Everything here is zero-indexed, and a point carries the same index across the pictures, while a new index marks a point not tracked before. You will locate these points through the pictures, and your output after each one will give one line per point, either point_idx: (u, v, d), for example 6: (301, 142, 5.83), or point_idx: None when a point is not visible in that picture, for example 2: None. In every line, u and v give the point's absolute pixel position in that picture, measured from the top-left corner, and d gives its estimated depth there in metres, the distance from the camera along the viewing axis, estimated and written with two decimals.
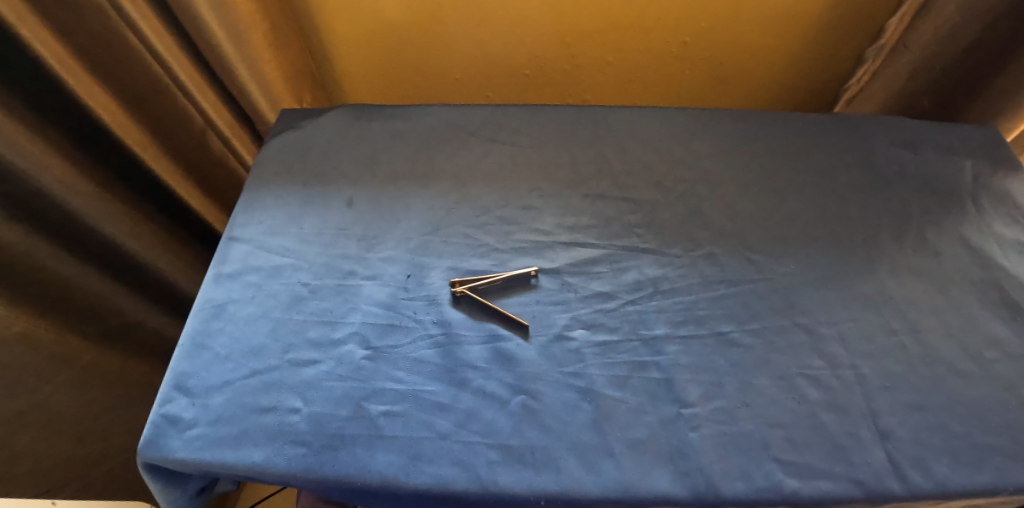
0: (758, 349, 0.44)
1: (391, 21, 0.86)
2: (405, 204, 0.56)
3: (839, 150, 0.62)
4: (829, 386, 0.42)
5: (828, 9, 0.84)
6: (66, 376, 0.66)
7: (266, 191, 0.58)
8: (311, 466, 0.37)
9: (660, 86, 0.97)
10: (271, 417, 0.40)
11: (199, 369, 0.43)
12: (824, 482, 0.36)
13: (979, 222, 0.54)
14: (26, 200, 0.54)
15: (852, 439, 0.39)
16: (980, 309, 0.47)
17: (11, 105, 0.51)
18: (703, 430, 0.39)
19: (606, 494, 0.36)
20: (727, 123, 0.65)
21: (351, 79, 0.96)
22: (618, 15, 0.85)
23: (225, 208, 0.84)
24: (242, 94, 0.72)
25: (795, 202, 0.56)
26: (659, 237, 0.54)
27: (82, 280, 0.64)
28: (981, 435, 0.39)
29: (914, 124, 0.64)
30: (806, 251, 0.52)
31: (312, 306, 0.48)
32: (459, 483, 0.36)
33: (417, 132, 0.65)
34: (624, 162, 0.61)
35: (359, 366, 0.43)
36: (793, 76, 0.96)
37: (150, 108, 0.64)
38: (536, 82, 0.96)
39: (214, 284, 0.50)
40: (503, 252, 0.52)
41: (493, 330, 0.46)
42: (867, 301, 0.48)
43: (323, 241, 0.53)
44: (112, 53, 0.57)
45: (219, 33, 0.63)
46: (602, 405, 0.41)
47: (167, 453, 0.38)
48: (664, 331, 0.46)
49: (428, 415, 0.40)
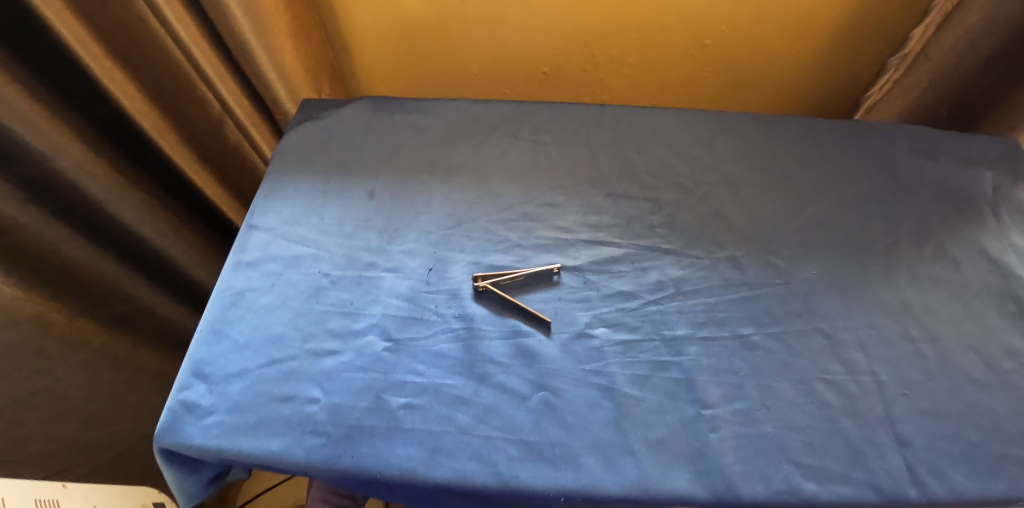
0: (779, 353, 0.44)
1: (413, 14, 0.86)
2: (427, 197, 0.56)
3: (860, 156, 0.62)
4: (847, 392, 0.42)
5: (849, 16, 0.84)
6: (76, 361, 0.66)
7: (287, 180, 0.58)
8: (330, 456, 0.37)
9: (678, 88, 0.97)
10: (289, 406, 0.40)
11: (218, 357, 0.43)
12: (842, 487, 0.37)
13: (998, 233, 0.54)
14: (43, 183, 0.55)
15: (870, 445, 0.39)
16: (998, 320, 0.48)
17: (33, 88, 0.51)
18: (723, 432, 0.39)
19: (626, 492, 0.36)
20: (749, 126, 0.65)
21: (369, 71, 0.96)
22: (640, 16, 0.85)
23: (240, 197, 0.83)
24: (261, 82, 0.72)
25: (816, 207, 0.56)
26: (680, 237, 0.54)
27: (95, 265, 0.64)
28: (999, 445, 0.39)
29: (934, 133, 0.64)
30: (827, 256, 0.52)
31: (332, 296, 0.47)
32: (479, 477, 0.36)
33: (439, 126, 0.64)
34: (645, 162, 0.61)
35: (379, 358, 0.43)
36: (810, 82, 0.97)
37: (167, 93, 0.63)
38: (554, 81, 0.96)
39: (234, 271, 0.49)
40: (525, 249, 0.52)
41: (514, 325, 0.46)
42: (888, 308, 0.48)
43: (345, 232, 0.53)
44: (134, 38, 0.56)
45: (242, 21, 0.63)
46: (623, 404, 0.41)
47: (185, 440, 0.38)
48: (686, 331, 0.46)
49: (449, 409, 0.40)
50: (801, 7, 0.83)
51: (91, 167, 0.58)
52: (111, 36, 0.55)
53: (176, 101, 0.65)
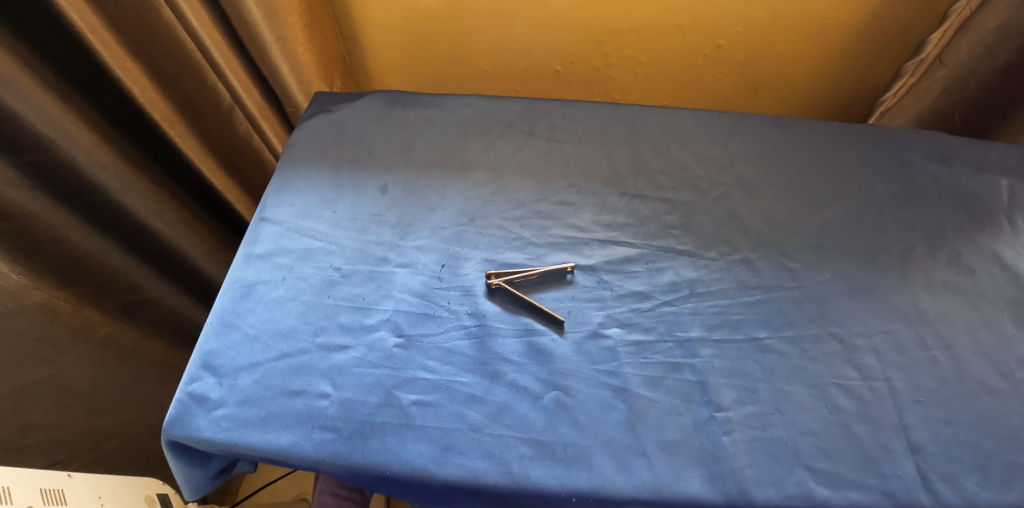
0: (793, 357, 0.44)
1: (426, 9, 0.85)
2: (439, 192, 0.56)
3: (874, 161, 0.61)
4: (861, 398, 0.42)
5: (863, 19, 0.84)
6: (82, 351, 0.65)
7: (300, 173, 0.57)
8: (339, 452, 0.37)
9: (690, 89, 0.97)
10: (299, 401, 0.40)
11: (227, 349, 0.43)
12: (855, 493, 0.36)
13: (1013, 241, 0.54)
14: (53, 172, 0.54)
15: (884, 451, 0.39)
16: (1012, 328, 0.47)
17: (42, 75, 0.50)
18: (736, 435, 0.39)
19: (638, 494, 0.36)
20: (764, 128, 0.64)
21: (380, 65, 0.96)
22: (655, 15, 0.84)
23: (248, 190, 0.83)
24: (273, 74, 0.71)
25: (831, 211, 0.56)
26: (694, 239, 0.53)
27: (103, 254, 0.64)
28: (1012, 454, 0.39)
29: (949, 138, 0.64)
30: (841, 260, 0.52)
31: (343, 291, 0.47)
32: (490, 476, 0.36)
33: (453, 122, 0.64)
34: (660, 161, 0.60)
35: (391, 354, 0.43)
36: (822, 86, 0.96)
37: (178, 83, 0.63)
38: (565, 79, 0.96)
39: (245, 263, 0.49)
40: (539, 247, 0.52)
41: (527, 324, 0.46)
42: (903, 314, 0.48)
43: (357, 226, 0.52)
44: (146, 26, 0.55)
45: (256, 12, 0.62)
46: (636, 405, 0.40)
47: (194, 433, 0.38)
48: (699, 333, 0.46)
49: (461, 407, 0.40)
50: (817, 8, 0.83)
51: (101, 156, 0.58)
52: (123, 24, 0.54)
53: (187, 91, 0.64)
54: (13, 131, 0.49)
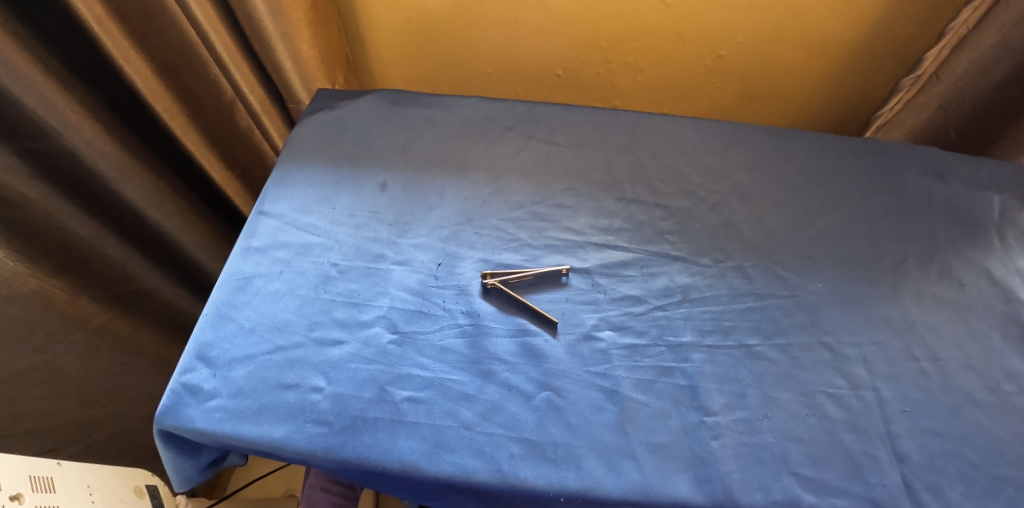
0: (783, 364, 0.45)
1: (430, 11, 0.86)
2: (439, 191, 0.57)
3: (870, 174, 0.62)
4: (849, 406, 0.42)
5: (862, 34, 0.85)
6: (78, 339, 0.66)
7: (299, 169, 0.58)
8: (331, 446, 0.37)
9: (690, 97, 0.98)
10: (292, 394, 0.40)
11: (222, 340, 0.43)
12: (840, 500, 0.37)
13: (1003, 257, 0.55)
14: (55, 162, 0.55)
15: (870, 460, 0.39)
16: (1001, 344, 0.48)
17: (46, 64, 0.50)
18: (724, 440, 0.39)
19: (626, 495, 0.36)
20: (761, 138, 0.65)
21: (383, 64, 0.96)
22: (657, 23, 0.85)
23: (247, 183, 0.83)
24: (276, 69, 0.72)
25: (824, 222, 0.57)
26: (690, 245, 0.54)
27: (101, 244, 0.64)
28: (996, 466, 0.40)
29: (944, 154, 0.64)
30: (833, 270, 0.52)
31: (339, 287, 0.47)
32: (480, 473, 0.36)
33: (454, 122, 0.64)
34: (658, 168, 0.61)
35: (385, 351, 0.43)
36: (820, 98, 0.98)
37: (181, 75, 0.63)
38: (568, 83, 0.97)
39: (242, 257, 0.49)
40: (535, 249, 0.52)
41: (521, 324, 0.46)
42: (892, 325, 0.48)
43: (354, 222, 0.53)
44: (153, 19, 0.56)
45: (262, 9, 0.63)
46: (626, 407, 0.41)
47: (187, 423, 0.38)
48: (691, 339, 0.46)
49: (453, 404, 0.40)
50: (817, 20, 0.83)
51: (101, 145, 0.58)
52: (129, 16, 0.55)
53: (188, 83, 0.64)
54: (16, 119, 0.49)
